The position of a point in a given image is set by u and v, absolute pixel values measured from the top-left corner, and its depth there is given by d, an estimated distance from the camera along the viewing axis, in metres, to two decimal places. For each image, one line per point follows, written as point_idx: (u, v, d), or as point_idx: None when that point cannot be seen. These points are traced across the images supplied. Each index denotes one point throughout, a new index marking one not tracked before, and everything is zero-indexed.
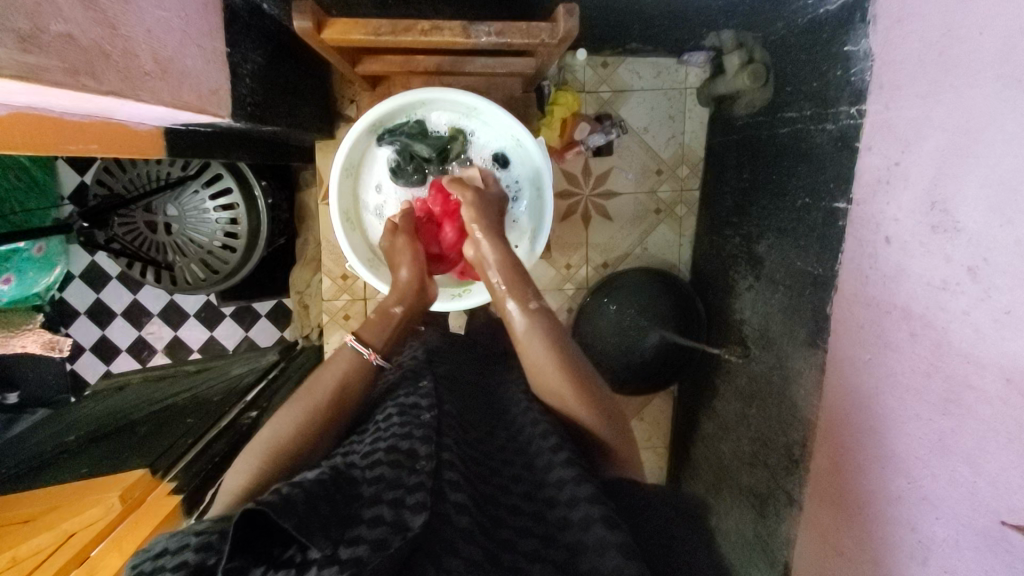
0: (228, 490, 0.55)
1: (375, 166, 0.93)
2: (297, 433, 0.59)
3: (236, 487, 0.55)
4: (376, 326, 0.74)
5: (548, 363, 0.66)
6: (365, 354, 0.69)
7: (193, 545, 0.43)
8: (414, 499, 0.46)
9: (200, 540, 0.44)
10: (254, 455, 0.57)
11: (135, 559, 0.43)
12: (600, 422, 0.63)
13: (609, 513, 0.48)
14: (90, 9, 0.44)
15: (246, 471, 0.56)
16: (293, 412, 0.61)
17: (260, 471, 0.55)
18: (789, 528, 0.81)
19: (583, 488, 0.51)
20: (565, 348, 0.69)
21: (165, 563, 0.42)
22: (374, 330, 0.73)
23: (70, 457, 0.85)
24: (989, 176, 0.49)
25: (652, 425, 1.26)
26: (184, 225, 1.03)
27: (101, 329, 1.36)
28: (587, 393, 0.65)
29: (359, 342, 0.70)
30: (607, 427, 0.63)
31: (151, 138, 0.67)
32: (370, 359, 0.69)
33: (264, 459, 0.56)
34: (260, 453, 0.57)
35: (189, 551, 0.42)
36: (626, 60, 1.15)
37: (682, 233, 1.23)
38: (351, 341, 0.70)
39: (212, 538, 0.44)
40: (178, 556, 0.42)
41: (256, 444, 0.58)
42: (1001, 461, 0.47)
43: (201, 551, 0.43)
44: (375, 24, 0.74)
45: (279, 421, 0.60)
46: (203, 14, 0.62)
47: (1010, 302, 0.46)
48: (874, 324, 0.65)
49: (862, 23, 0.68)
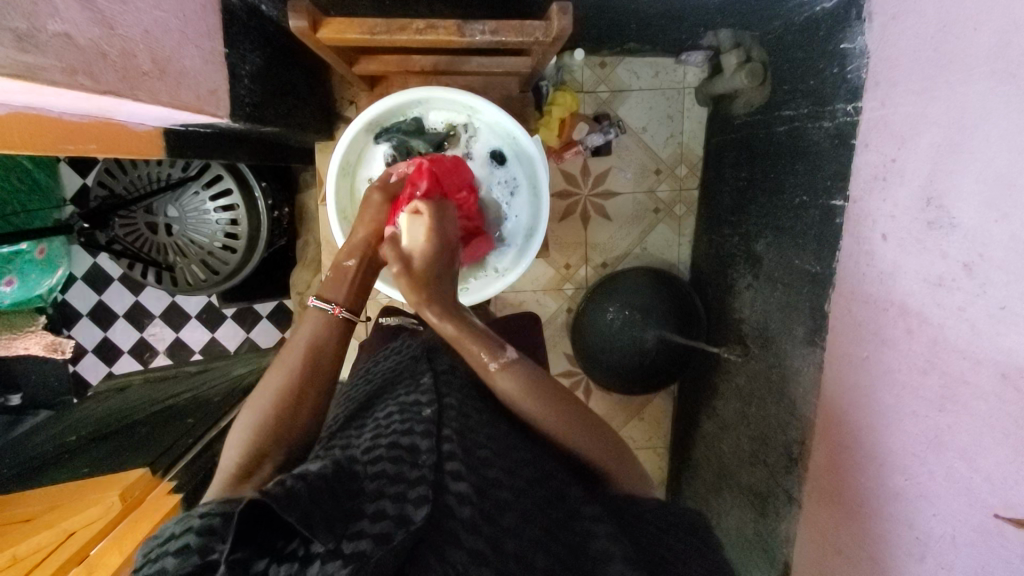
0: (223, 468, 0.57)
1: (372, 165, 0.93)
2: (286, 409, 0.60)
3: (232, 459, 0.57)
4: (334, 284, 0.73)
5: (528, 404, 0.63)
6: (330, 310, 0.69)
7: (196, 527, 0.44)
8: (416, 493, 0.46)
9: (204, 523, 0.44)
10: (246, 430, 0.58)
11: (146, 547, 0.44)
12: (561, 426, 0.62)
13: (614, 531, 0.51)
14: (88, 9, 0.45)
15: (243, 444, 0.57)
16: (280, 385, 0.61)
17: (252, 446, 0.57)
18: (788, 527, 0.81)
19: (590, 507, 0.54)
20: (534, 379, 0.65)
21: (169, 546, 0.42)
22: (331, 286, 0.73)
23: (72, 457, 0.86)
24: (983, 172, 0.49)
25: (651, 426, 1.26)
26: (184, 226, 1.03)
27: (104, 331, 1.37)
28: (542, 397, 0.63)
29: (321, 300, 0.70)
30: (568, 420, 0.62)
31: (150, 139, 0.67)
32: (335, 313, 0.69)
33: (255, 439, 0.57)
34: (251, 425, 0.59)
35: (192, 533, 0.43)
36: (624, 61, 1.15)
37: (682, 233, 1.23)
38: (314, 300, 0.70)
39: (215, 521, 0.45)
40: (181, 539, 0.42)
41: (247, 416, 0.60)
42: (996, 456, 0.47)
43: (205, 535, 0.43)
44: (370, 23, 0.75)
45: (265, 392, 0.61)
46: (201, 15, 0.63)
47: (1005, 297, 0.46)
48: (871, 321, 0.65)
49: (858, 21, 0.68)
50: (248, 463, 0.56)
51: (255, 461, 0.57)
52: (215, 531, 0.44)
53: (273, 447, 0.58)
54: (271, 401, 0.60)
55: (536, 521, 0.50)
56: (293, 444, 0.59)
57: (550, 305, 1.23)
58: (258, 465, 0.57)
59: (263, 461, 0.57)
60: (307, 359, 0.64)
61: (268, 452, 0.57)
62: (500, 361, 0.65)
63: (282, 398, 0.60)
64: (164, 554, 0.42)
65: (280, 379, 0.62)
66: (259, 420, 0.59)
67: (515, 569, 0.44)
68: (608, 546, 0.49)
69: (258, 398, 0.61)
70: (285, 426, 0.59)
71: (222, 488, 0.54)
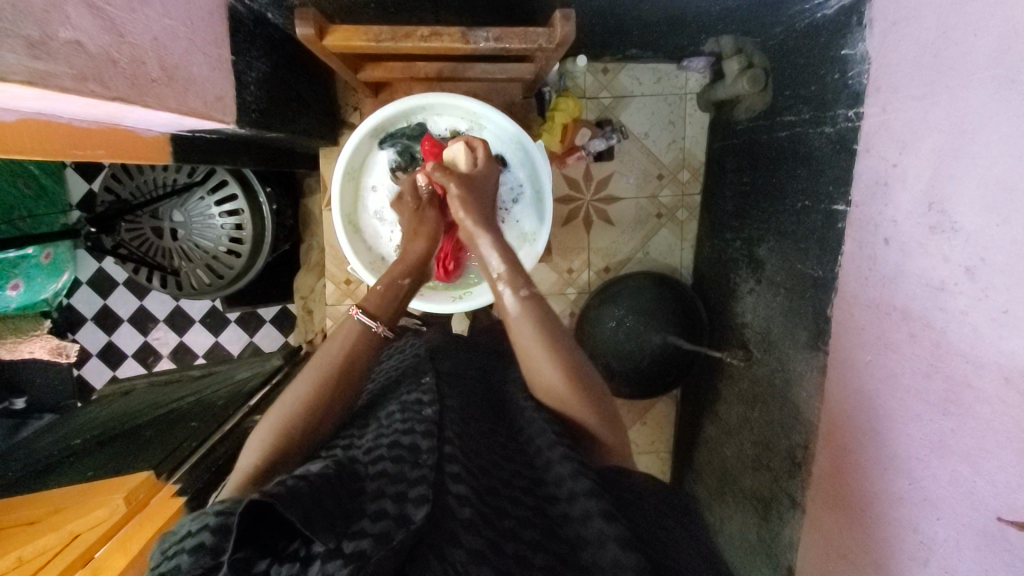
0: (241, 470, 0.56)
1: (374, 169, 0.93)
2: (313, 415, 0.60)
3: (251, 460, 0.56)
4: (380, 297, 0.74)
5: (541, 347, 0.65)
6: (373, 327, 0.70)
7: (211, 526, 0.44)
8: (417, 492, 0.47)
9: (219, 521, 0.45)
10: (271, 430, 0.58)
11: (162, 543, 0.45)
12: (583, 410, 0.63)
13: (608, 509, 0.49)
14: (98, 17, 0.46)
15: (264, 446, 0.57)
16: (310, 387, 0.61)
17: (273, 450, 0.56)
18: (792, 532, 0.81)
19: (580, 483, 0.51)
20: (549, 319, 0.69)
21: (182, 544, 0.43)
22: (377, 303, 0.74)
23: (77, 460, 0.86)
24: (984, 176, 0.49)
25: (653, 431, 1.26)
26: (189, 231, 1.04)
27: (108, 335, 1.38)
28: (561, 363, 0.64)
29: (366, 316, 0.70)
30: (576, 397, 0.63)
31: (157, 144, 0.68)
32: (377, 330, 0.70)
33: (276, 441, 0.57)
34: (276, 426, 0.58)
35: (206, 532, 0.44)
36: (626, 67, 1.16)
37: (684, 237, 1.23)
38: (357, 314, 0.70)
39: (230, 518, 0.45)
40: (196, 536, 0.43)
41: (272, 417, 0.60)
42: (1000, 460, 0.47)
43: (219, 533, 0.44)
44: (376, 30, 0.76)
45: (292, 396, 0.61)
46: (208, 22, 0.64)
47: (1008, 301, 0.47)
48: (874, 325, 0.65)
49: (859, 27, 0.69)
50: (268, 465, 0.55)
51: (274, 463, 0.56)
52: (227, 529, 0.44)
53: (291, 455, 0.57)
54: (298, 406, 0.60)
55: (535, 522, 0.49)
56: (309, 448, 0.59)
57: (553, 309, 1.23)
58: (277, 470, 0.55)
59: (281, 463, 0.56)
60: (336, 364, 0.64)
61: (287, 454, 0.57)
62: (523, 291, 0.71)
63: (309, 401, 0.60)
64: (179, 552, 0.42)
65: (309, 384, 0.61)
66: (282, 420, 0.59)
67: (515, 568, 0.44)
68: (603, 530, 0.47)
69: (283, 400, 0.61)
70: (308, 431, 0.59)
71: (241, 486, 0.53)
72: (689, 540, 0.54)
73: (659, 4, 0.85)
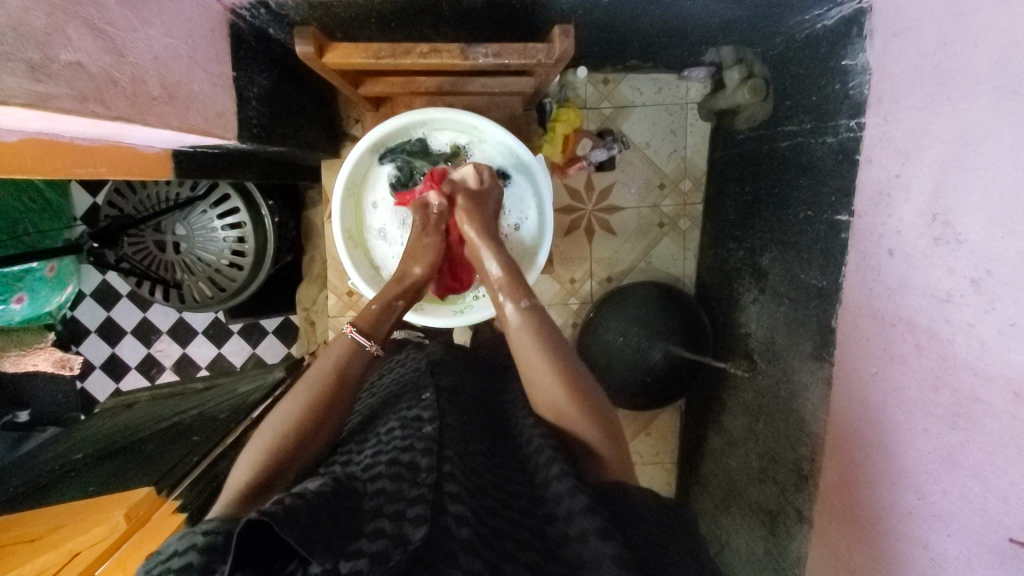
0: (234, 482, 0.56)
1: (375, 184, 0.94)
2: (305, 432, 0.60)
3: (242, 480, 0.56)
4: (378, 316, 0.77)
5: (556, 390, 0.65)
6: (365, 346, 0.72)
7: (199, 545, 0.44)
8: (415, 512, 0.46)
9: (206, 540, 0.44)
10: (260, 450, 0.58)
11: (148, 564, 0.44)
12: (609, 446, 0.62)
13: (604, 527, 0.49)
14: (98, 38, 0.46)
15: (252, 468, 0.56)
16: (304, 402, 0.62)
17: (265, 461, 0.57)
18: (800, 546, 0.80)
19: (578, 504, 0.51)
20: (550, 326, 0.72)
21: (170, 564, 0.42)
22: (372, 322, 0.76)
23: (79, 476, 0.85)
24: (988, 189, 0.49)
25: (659, 441, 1.26)
26: (192, 244, 1.05)
27: (112, 347, 1.38)
28: (561, 368, 0.67)
29: (360, 334, 0.72)
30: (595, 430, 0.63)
31: (160, 161, 0.69)
32: (372, 347, 0.72)
33: (268, 453, 0.57)
34: (268, 445, 0.58)
35: (194, 552, 0.43)
36: (627, 77, 1.16)
37: (686, 247, 1.23)
38: (351, 332, 0.72)
39: (218, 537, 0.45)
40: (184, 556, 0.42)
41: (266, 433, 0.59)
42: (1011, 477, 0.46)
43: (206, 554, 0.43)
44: (375, 48, 0.76)
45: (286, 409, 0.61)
46: (209, 40, 0.64)
47: (1015, 313, 0.46)
48: (878, 337, 0.64)
49: (859, 38, 0.69)
50: (259, 481, 0.55)
51: (266, 479, 0.56)
52: (216, 549, 0.44)
53: (284, 459, 0.57)
54: (291, 418, 0.60)
55: (534, 546, 0.49)
56: (303, 462, 0.59)
57: (555, 320, 1.23)
58: (269, 485, 0.56)
59: (276, 471, 0.57)
60: (330, 380, 0.65)
61: (278, 468, 0.57)
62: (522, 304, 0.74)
63: (301, 417, 0.60)
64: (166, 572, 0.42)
65: (303, 398, 0.62)
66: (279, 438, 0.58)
67: None
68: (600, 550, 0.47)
69: (275, 417, 0.61)
70: (302, 446, 0.59)
71: (230, 505, 0.53)
72: (687, 557, 0.54)
73: (659, 16, 0.85)
